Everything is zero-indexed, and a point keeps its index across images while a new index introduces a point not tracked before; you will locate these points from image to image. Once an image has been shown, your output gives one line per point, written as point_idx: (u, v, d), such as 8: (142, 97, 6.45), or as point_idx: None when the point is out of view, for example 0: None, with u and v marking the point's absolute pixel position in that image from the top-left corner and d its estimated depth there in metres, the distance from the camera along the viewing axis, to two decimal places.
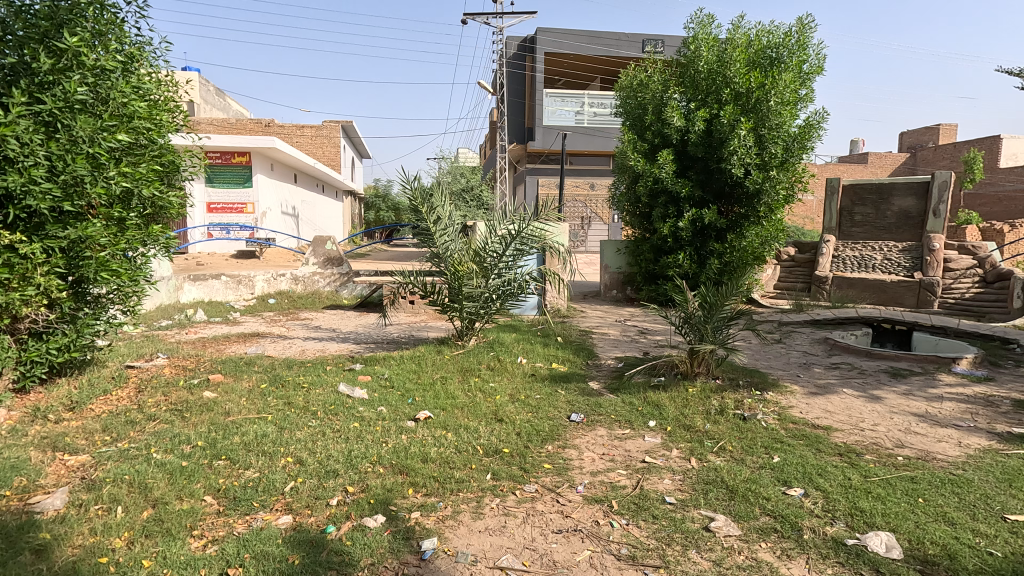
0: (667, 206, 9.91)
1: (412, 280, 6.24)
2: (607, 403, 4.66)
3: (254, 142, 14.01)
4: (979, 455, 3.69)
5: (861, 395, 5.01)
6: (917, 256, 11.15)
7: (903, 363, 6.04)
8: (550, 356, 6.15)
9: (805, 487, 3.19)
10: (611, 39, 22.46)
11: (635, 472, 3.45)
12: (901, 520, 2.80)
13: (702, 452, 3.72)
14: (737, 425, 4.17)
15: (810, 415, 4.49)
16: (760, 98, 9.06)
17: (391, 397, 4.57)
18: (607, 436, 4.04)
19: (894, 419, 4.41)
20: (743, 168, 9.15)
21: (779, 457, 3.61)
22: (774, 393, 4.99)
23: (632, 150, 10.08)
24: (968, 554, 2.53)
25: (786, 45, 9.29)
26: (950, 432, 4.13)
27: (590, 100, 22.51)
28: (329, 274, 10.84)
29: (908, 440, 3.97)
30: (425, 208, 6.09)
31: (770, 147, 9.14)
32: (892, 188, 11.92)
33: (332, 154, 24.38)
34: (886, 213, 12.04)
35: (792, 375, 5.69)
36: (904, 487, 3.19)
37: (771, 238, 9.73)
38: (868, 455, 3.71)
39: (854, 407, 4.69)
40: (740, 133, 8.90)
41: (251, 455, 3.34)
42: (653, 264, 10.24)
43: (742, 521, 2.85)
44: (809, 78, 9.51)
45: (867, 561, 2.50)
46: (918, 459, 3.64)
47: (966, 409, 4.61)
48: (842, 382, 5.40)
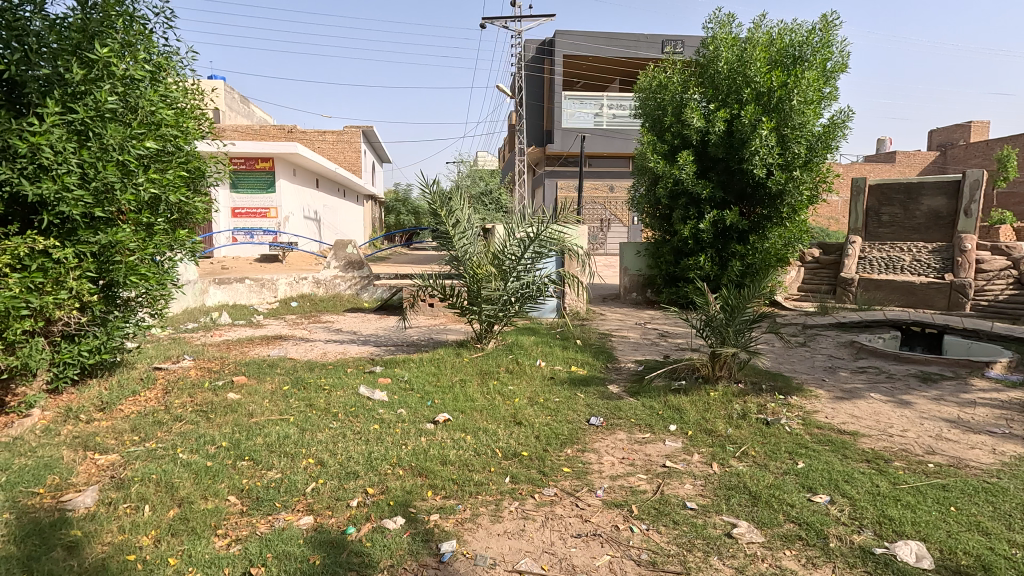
0: (687, 207, 9.80)
1: (432, 283, 6.28)
2: (627, 407, 4.63)
3: (277, 148, 14.25)
4: (1015, 463, 3.56)
5: (890, 401, 4.88)
6: (948, 257, 10.82)
7: (933, 366, 5.87)
8: (569, 359, 6.14)
9: (831, 494, 3.12)
10: (630, 40, 22.42)
11: (655, 477, 3.41)
12: (932, 530, 2.72)
13: (725, 457, 3.66)
14: (760, 430, 4.10)
15: (836, 420, 4.39)
16: (783, 97, 8.91)
17: (411, 399, 4.60)
18: (627, 440, 4.01)
19: (924, 425, 4.29)
20: (765, 168, 8.99)
21: (803, 463, 3.54)
22: (798, 398, 4.90)
23: (652, 151, 10.02)
24: (1003, 565, 2.44)
25: (809, 43, 9.13)
26: (984, 439, 4.00)
27: (609, 102, 22.43)
28: (349, 277, 10.86)
29: (939, 447, 3.86)
30: (444, 211, 6.13)
31: (793, 147, 8.96)
32: (920, 188, 11.62)
33: (353, 159, 24.71)
34: (914, 213, 11.73)
35: (817, 379, 5.57)
36: (935, 495, 3.11)
37: (795, 238, 9.54)
38: (897, 461, 3.62)
39: (882, 413, 4.57)
40: (763, 132, 8.74)
41: (274, 456, 3.40)
42: (674, 266, 10.15)
43: (766, 528, 2.79)
44: (833, 77, 9.32)
45: (895, 570, 2.44)
46: (950, 467, 3.53)
47: (1000, 415, 4.46)
48: (870, 387, 5.26)
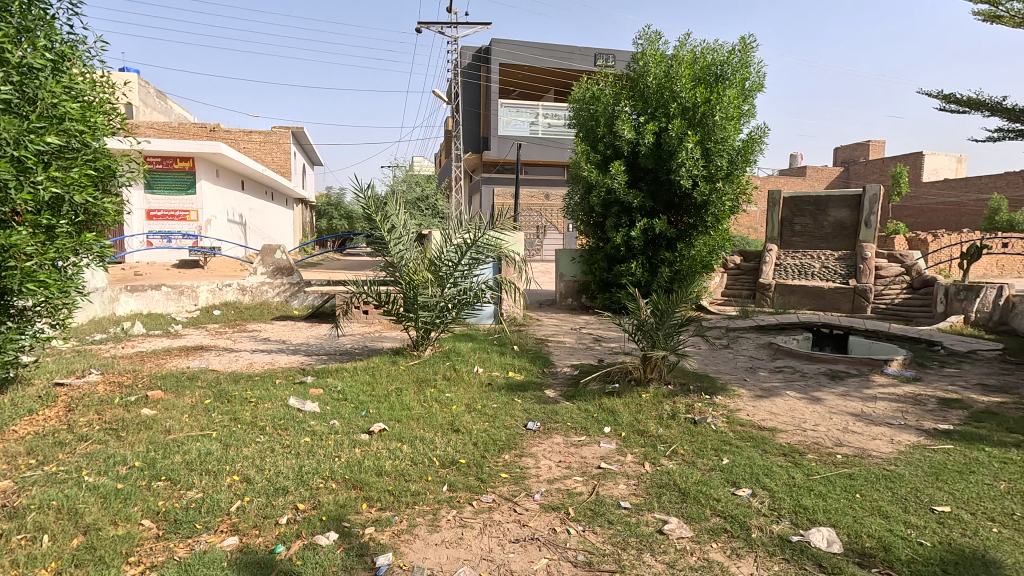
0: (619, 215, 10.13)
1: (366, 290, 6.12)
2: (563, 410, 4.71)
3: (198, 147, 13.47)
4: (909, 451, 3.93)
5: (803, 397, 5.25)
6: (851, 265, 11.80)
7: (840, 365, 6.37)
8: (506, 364, 6.16)
9: (752, 487, 3.30)
10: (564, 52, 22.94)
11: (591, 479, 3.48)
12: (841, 516, 2.95)
13: (656, 456, 3.80)
14: (688, 429, 4.29)
15: (756, 417, 4.67)
16: (706, 113, 9.41)
17: (345, 409, 4.46)
18: (563, 443, 4.07)
19: (833, 419, 4.64)
20: (691, 180, 9.45)
21: (727, 459, 3.73)
22: (722, 397, 5.17)
23: (585, 160, 10.29)
24: (901, 545, 2.68)
25: (729, 63, 9.72)
26: (884, 430, 4.38)
27: (545, 111, 22.82)
28: (277, 284, 10.36)
29: (846, 439, 4.19)
30: (379, 216, 6.00)
31: (716, 160, 9.47)
32: (828, 200, 12.63)
33: (282, 161, 23.76)
34: (823, 224, 12.73)
35: (739, 379, 5.90)
36: (843, 483, 3.37)
37: (718, 246, 10.09)
38: (810, 454, 3.89)
39: (797, 409, 4.90)
40: (688, 145, 9.18)
41: (194, 474, 3.19)
42: (607, 272, 10.44)
43: (694, 523, 2.92)
44: (751, 95, 9.96)
45: (810, 556, 2.61)
46: (855, 457, 3.84)
47: (897, 408, 4.90)
48: (786, 385, 5.63)
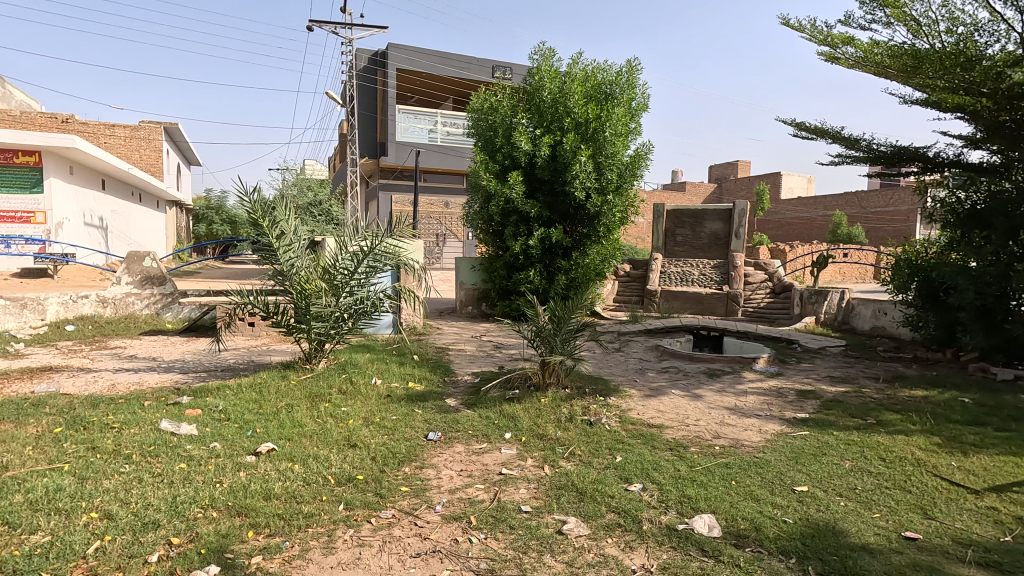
0: (517, 224, 10.34)
1: (252, 300, 5.69)
2: (464, 419, 4.70)
3: (46, 140, 11.81)
4: (774, 438, 4.39)
5: (686, 395, 5.68)
6: (725, 272, 13.01)
7: (717, 363, 6.97)
8: (405, 375, 6.03)
9: (643, 482, 3.51)
10: (463, 62, 23.16)
11: (492, 485, 3.50)
12: (720, 502, 3.22)
13: (554, 458, 3.91)
14: (585, 430, 4.46)
15: (645, 415, 4.97)
16: (597, 128, 9.93)
17: (227, 430, 4.10)
18: (465, 452, 4.06)
19: (712, 414, 5.07)
20: (584, 191, 9.90)
21: (621, 456, 3.93)
22: (615, 398, 5.45)
23: (484, 169, 10.40)
24: (769, 524, 2.98)
25: (617, 83, 10.36)
26: (754, 421, 4.86)
27: (443, 119, 22.78)
28: (147, 295, 9.30)
29: (723, 431, 4.59)
30: (266, 221, 5.62)
31: (607, 173, 10.00)
32: (704, 213, 13.84)
33: (152, 159, 21.52)
34: (700, 235, 13.92)
35: (630, 380, 6.25)
36: (720, 472, 3.69)
37: (610, 255, 10.64)
38: (692, 446, 4.22)
39: (681, 406, 5.29)
40: (581, 158, 9.62)
41: (39, 516, 2.76)
42: (506, 280, 10.60)
43: (591, 521, 3.03)
44: (637, 114, 10.67)
45: (694, 542, 2.82)
46: (730, 447, 4.22)
47: (764, 401, 5.46)
48: (671, 384, 6.06)
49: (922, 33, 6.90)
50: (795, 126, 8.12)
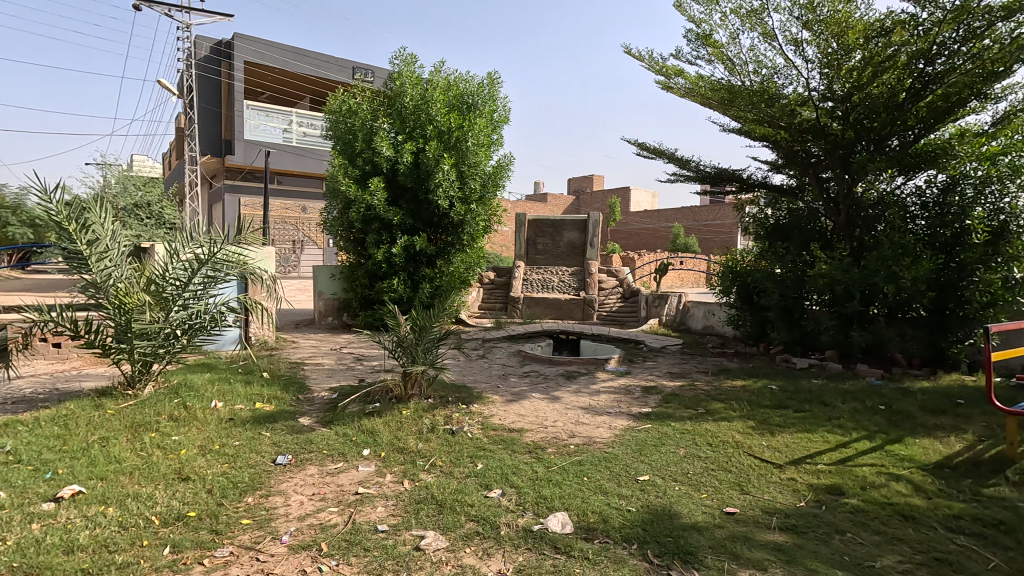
0: (379, 232, 10.06)
1: (55, 318, 4.83)
2: (319, 438, 4.41)
3: None
4: (622, 433, 4.75)
5: (545, 397, 5.92)
6: (581, 279, 13.87)
7: (574, 366, 7.38)
8: (252, 394, 5.52)
9: (502, 487, 3.58)
10: (320, 60, 22.03)
11: (347, 507, 3.32)
12: (573, 499, 3.39)
13: (415, 472, 3.83)
14: (446, 440, 4.44)
15: (507, 420, 5.09)
16: (460, 138, 10.03)
17: (16, 475, 3.41)
18: (318, 474, 3.81)
19: (568, 414, 5.34)
20: (448, 200, 9.91)
21: (481, 463, 3.97)
22: (478, 405, 5.51)
23: (343, 174, 9.96)
24: (615, 515, 3.21)
25: (479, 94, 10.58)
26: (605, 418, 5.21)
27: (299, 118, 21.46)
28: None
29: (577, 430, 4.86)
30: (73, 225, 4.81)
31: (470, 183, 10.13)
32: (563, 223, 14.65)
33: None
34: (559, 243, 14.71)
35: (493, 386, 6.36)
36: (574, 470, 3.89)
37: (474, 263, 10.76)
38: (550, 447, 4.40)
39: (540, 409, 5.50)
40: (444, 167, 9.64)
41: None
42: (369, 289, 10.24)
43: (449, 532, 3.01)
44: (498, 126, 10.98)
45: (548, 540, 2.93)
46: (584, 445, 4.48)
47: (614, 398, 5.89)
48: (531, 388, 6.28)
49: (736, 71, 7.98)
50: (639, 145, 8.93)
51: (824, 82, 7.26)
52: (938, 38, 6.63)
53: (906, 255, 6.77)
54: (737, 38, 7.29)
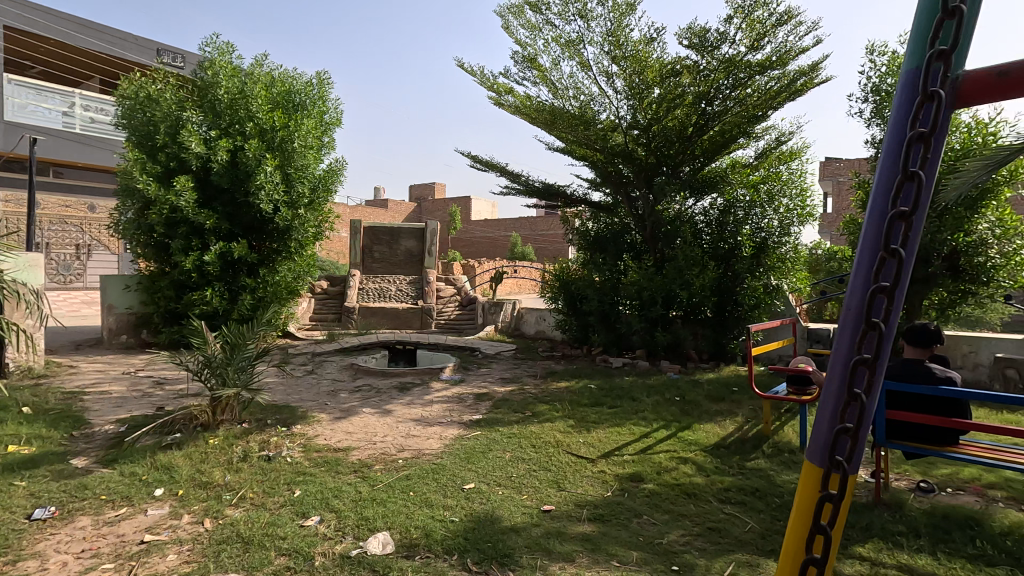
0: (188, 237, 8.94)
1: None
2: (96, 481, 3.74)
3: None
4: (452, 443, 4.80)
5: (376, 412, 5.76)
6: (419, 287, 13.87)
7: (408, 377, 7.29)
8: (4, 436, 4.49)
9: (321, 513, 3.38)
10: (114, 37, 19.06)
11: (127, 561, 2.86)
12: (396, 517, 3.33)
13: (219, 508, 3.44)
14: (261, 468, 4.07)
15: (333, 440, 4.84)
16: (285, 138, 9.33)
17: None
18: (91, 525, 3.23)
19: (399, 427, 5.25)
20: (271, 204, 9.16)
21: (299, 490, 3.71)
22: (301, 426, 5.15)
23: (140, 171, 8.69)
24: (438, 528, 3.22)
25: (307, 93, 9.96)
26: (436, 429, 5.22)
27: (84, 101, 18.27)
28: None
29: (407, 444, 4.80)
30: None
31: (297, 186, 9.47)
32: (399, 232, 14.81)
33: None
34: (396, 251, 14.75)
35: (320, 404, 6.01)
36: (400, 486, 3.84)
37: (304, 272, 10.05)
38: (377, 465, 4.28)
39: (370, 425, 5.32)
40: (267, 168, 8.89)
41: None
42: (175, 301, 9.07)
43: (255, 572, 2.76)
44: (330, 128, 10.45)
45: (367, 564, 2.84)
46: (413, 458, 4.44)
47: (447, 408, 5.94)
48: (362, 403, 6.06)
49: (559, 94, 8.63)
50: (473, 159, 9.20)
51: (631, 110, 8.23)
52: (715, 83, 7.89)
53: (696, 265, 7.94)
54: (559, 65, 7.90)
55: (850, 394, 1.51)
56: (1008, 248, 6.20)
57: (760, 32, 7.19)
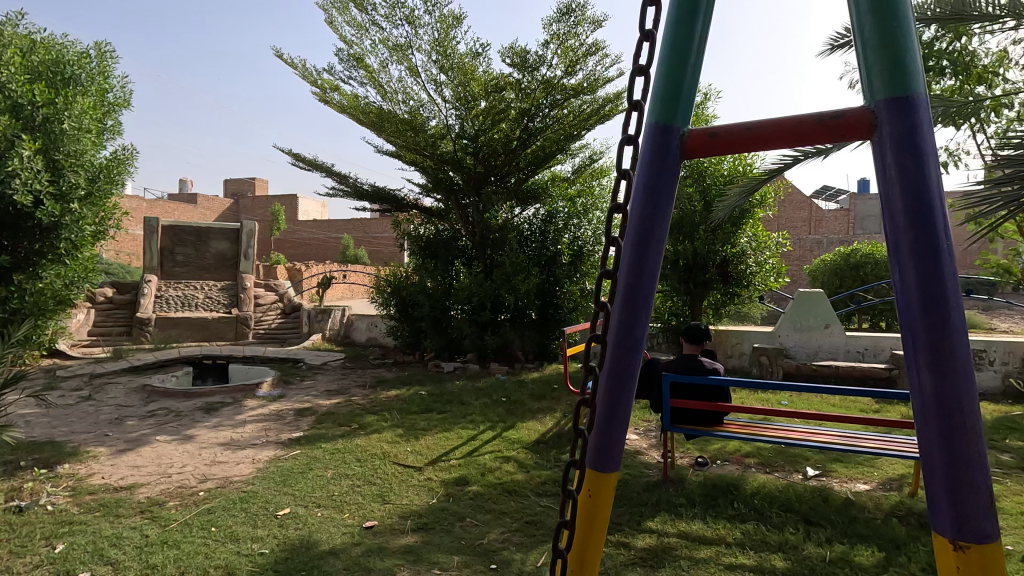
0: None
1: None
2: None
3: None
4: (265, 466, 4.41)
5: (173, 439, 5.06)
6: (233, 294, 12.57)
7: (216, 396, 6.54)
8: None
9: (92, 568, 2.87)
10: None
11: None
12: (192, 559, 2.97)
13: None
14: (8, 523, 3.32)
15: (114, 477, 4.14)
16: (49, 116, 7.71)
17: None
18: None
19: (202, 454, 4.67)
20: (30, 196, 7.54)
21: (63, 544, 3.11)
22: (70, 464, 4.32)
23: None
24: (244, 563, 2.95)
25: (82, 65, 8.35)
26: (248, 451, 4.76)
27: None
28: None
29: (211, 472, 4.29)
30: None
31: (68, 176, 7.93)
32: (208, 233, 13.24)
33: None
34: (205, 254, 13.17)
35: (99, 436, 5.09)
36: (200, 521, 3.43)
37: (81, 278, 8.53)
38: (171, 501, 3.77)
39: (165, 454, 4.66)
40: (23, 153, 7.28)
41: None
42: None
43: None
44: (114, 110, 8.93)
45: None
46: (217, 488, 3.98)
47: (262, 427, 5.44)
48: (156, 430, 5.28)
49: (387, 97, 8.50)
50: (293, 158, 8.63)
51: (459, 120, 8.45)
52: (536, 101, 8.45)
53: (521, 271, 8.40)
54: (386, 67, 7.76)
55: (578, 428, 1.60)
56: (760, 258, 7.68)
57: (573, 59, 7.88)
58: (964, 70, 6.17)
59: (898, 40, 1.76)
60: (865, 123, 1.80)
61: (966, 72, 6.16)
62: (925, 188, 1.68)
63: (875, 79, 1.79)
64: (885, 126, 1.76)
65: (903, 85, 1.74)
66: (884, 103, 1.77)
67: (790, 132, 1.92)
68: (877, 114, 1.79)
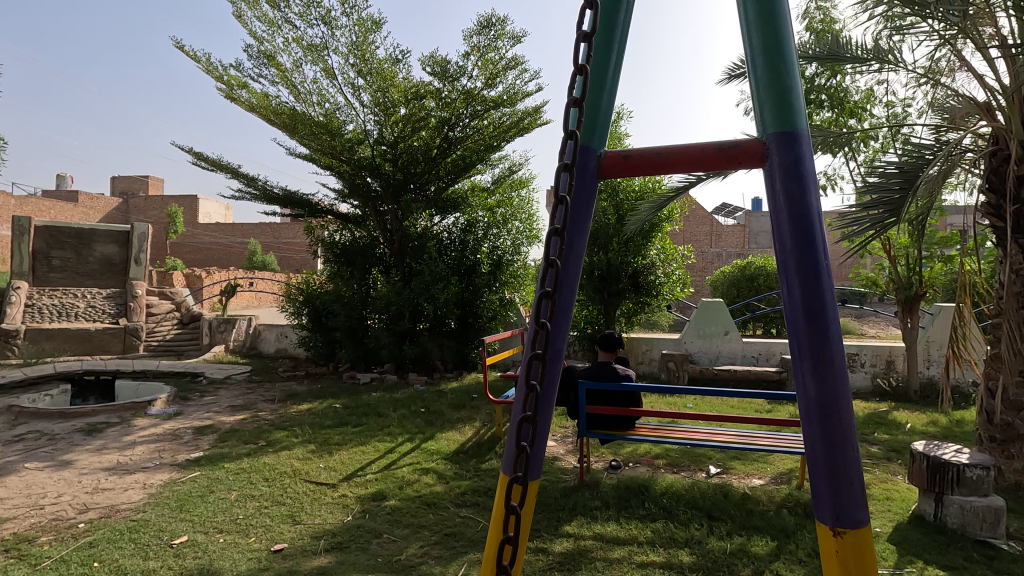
0: None
1: None
2: None
3: None
4: (158, 491, 4.04)
5: (47, 465, 4.52)
6: (121, 303, 11.46)
7: (100, 416, 5.91)
8: None
9: None
10: None
11: None
12: None
13: None
14: None
15: None
16: None
17: None
18: None
19: (82, 481, 4.20)
20: None
21: None
22: None
23: None
24: None
25: None
26: (137, 476, 4.34)
27: None
28: None
29: (93, 501, 3.87)
30: None
31: None
32: (92, 235, 11.91)
33: None
34: (87, 259, 11.87)
35: None
36: (80, 557, 3.09)
37: None
38: (43, 536, 3.36)
39: (36, 484, 4.14)
40: None
41: None
42: None
43: None
44: None
45: None
46: (101, 518, 3.60)
47: (154, 448, 4.98)
48: (24, 457, 4.68)
49: (301, 98, 8.18)
50: (196, 158, 8.07)
51: (378, 125, 8.29)
52: (457, 110, 8.46)
53: (440, 280, 8.33)
54: (300, 67, 7.47)
55: (517, 447, 1.53)
56: (668, 269, 8.16)
57: (493, 71, 8.00)
58: (839, 104, 6.93)
59: (785, 80, 1.96)
60: (758, 152, 1.99)
61: (841, 105, 6.93)
62: (806, 214, 1.89)
63: (767, 114, 1.98)
64: (775, 157, 1.95)
65: (789, 121, 1.95)
66: (774, 136, 1.96)
67: (694, 157, 2.08)
68: (768, 145, 1.98)
